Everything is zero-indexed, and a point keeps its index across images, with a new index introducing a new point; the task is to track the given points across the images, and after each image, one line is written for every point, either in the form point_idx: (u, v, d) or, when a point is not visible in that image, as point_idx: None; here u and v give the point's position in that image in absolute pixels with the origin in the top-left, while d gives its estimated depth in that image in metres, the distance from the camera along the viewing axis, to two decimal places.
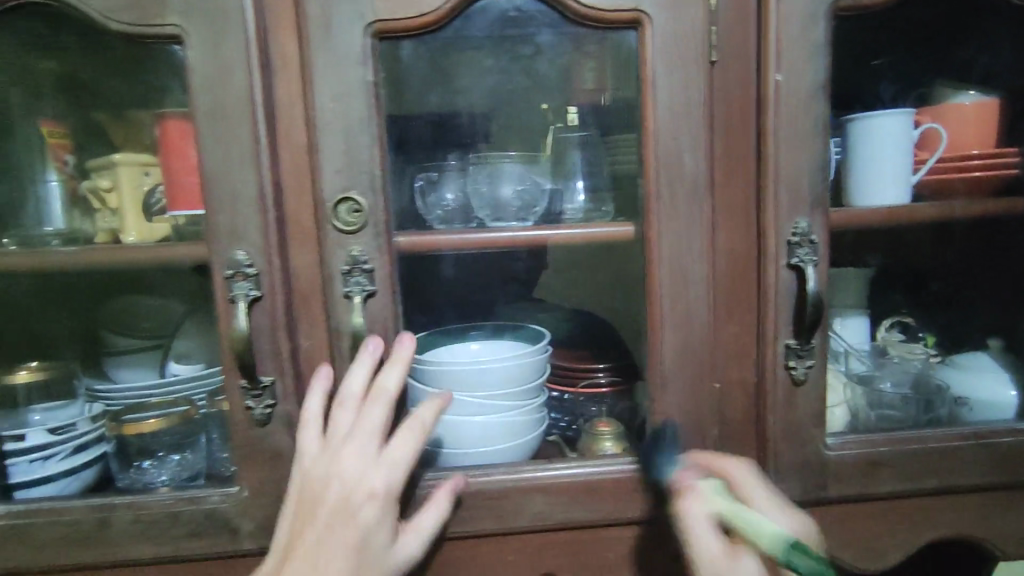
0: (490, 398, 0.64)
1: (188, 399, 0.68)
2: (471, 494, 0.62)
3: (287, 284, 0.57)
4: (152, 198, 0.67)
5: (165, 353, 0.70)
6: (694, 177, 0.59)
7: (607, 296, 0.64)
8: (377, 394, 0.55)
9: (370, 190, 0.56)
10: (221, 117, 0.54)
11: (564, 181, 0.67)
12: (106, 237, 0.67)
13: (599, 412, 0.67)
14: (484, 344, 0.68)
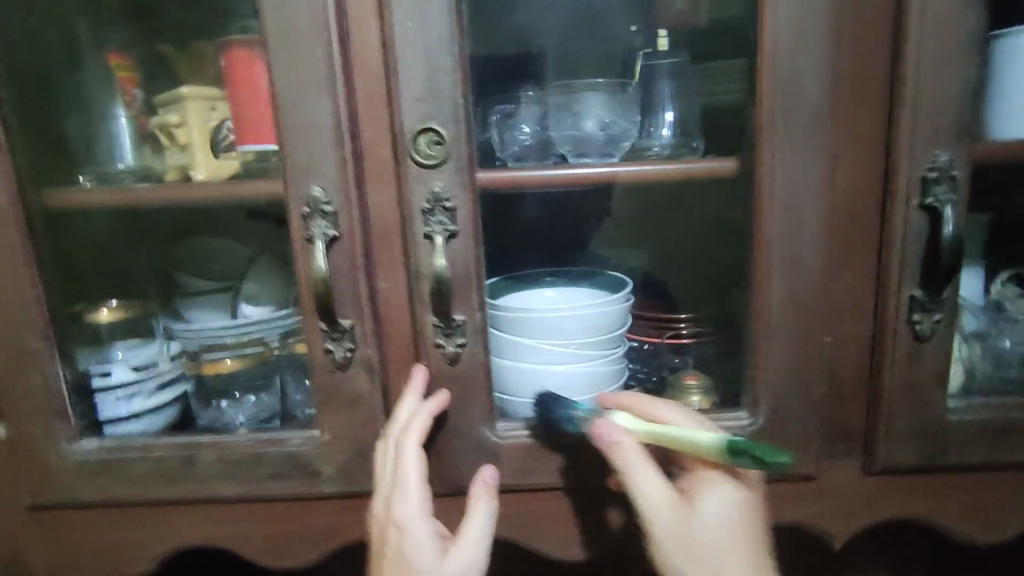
0: (574, 347, 0.61)
1: (262, 340, 0.67)
2: (554, 445, 0.59)
3: (365, 221, 0.54)
4: (219, 134, 0.65)
5: (236, 296, 0.69)
6: (816, 103, 0.51)
7: (690, 240, 0.60)
8: (389, 430, 0.56)
9: (452, 119, 0.51)
10: (291, 39, 0.50)
11: (653, 113, 0.66)
12: (175, 174, 0.66)
13: (683, 363, 0.63)
14: (559, 292, 0.63)
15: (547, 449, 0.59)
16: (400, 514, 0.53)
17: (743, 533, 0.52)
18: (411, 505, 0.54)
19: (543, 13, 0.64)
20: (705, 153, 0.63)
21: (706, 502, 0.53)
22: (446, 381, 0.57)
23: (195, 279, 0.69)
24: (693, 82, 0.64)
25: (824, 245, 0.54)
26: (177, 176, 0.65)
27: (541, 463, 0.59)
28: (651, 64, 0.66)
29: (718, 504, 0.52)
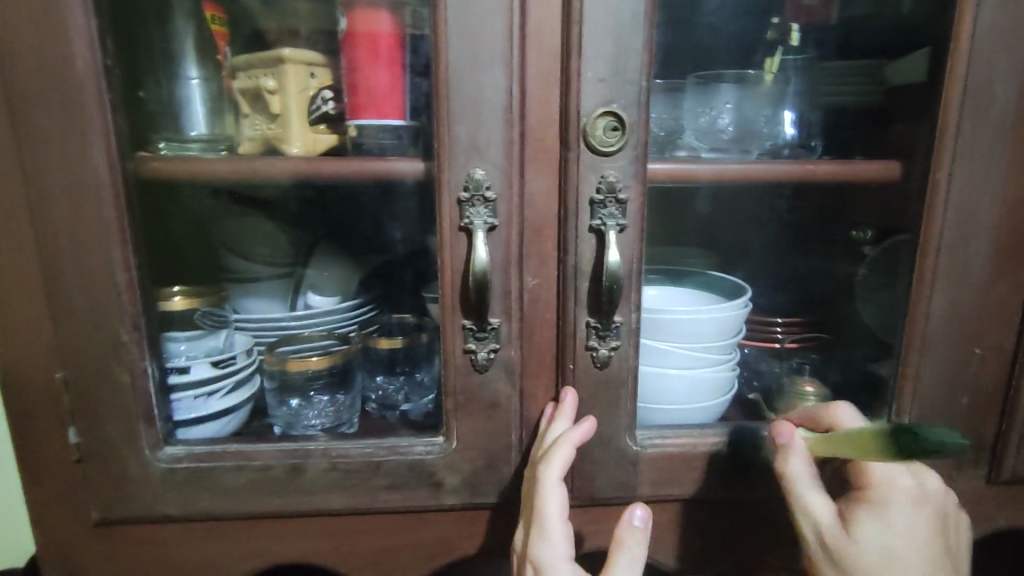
0: (698, 353, 0.58)
1: (334, 333, 0.62)
2: (693, 455, 0.56)
3: (522, 211, 0.49)
4: (314, 105, 0.57)
5: (298, 284, 0.63)
6: (1003, 110, 0.51)
7: (809, 243, 0.62)
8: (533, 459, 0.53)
9: (635, 104, 0.47)
10: (471, 4, 0.45)
11: (775, 109, 0.59)
12: (253, 146, 0.58)
13: (793, 370, 0.63)
14: (659, 291, 0.58)
15: (686, 458, 0.56)
16: (538, 552, 0.48)
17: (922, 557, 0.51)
18: (551, 546, 0.48)
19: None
20: (823, 154, 0.58)
21: (868, 526, 0.51)
22: (592, 387, 0.53)
23: (267, 267, 0.62)
24: (822, 80, 0.60)
25: (985, 254, 0.54)
26: (258, 151, 0.58)
27: (679, 473, 0.56)
28: (783, 61, 0.59)
29: (879, 532, 0.51)
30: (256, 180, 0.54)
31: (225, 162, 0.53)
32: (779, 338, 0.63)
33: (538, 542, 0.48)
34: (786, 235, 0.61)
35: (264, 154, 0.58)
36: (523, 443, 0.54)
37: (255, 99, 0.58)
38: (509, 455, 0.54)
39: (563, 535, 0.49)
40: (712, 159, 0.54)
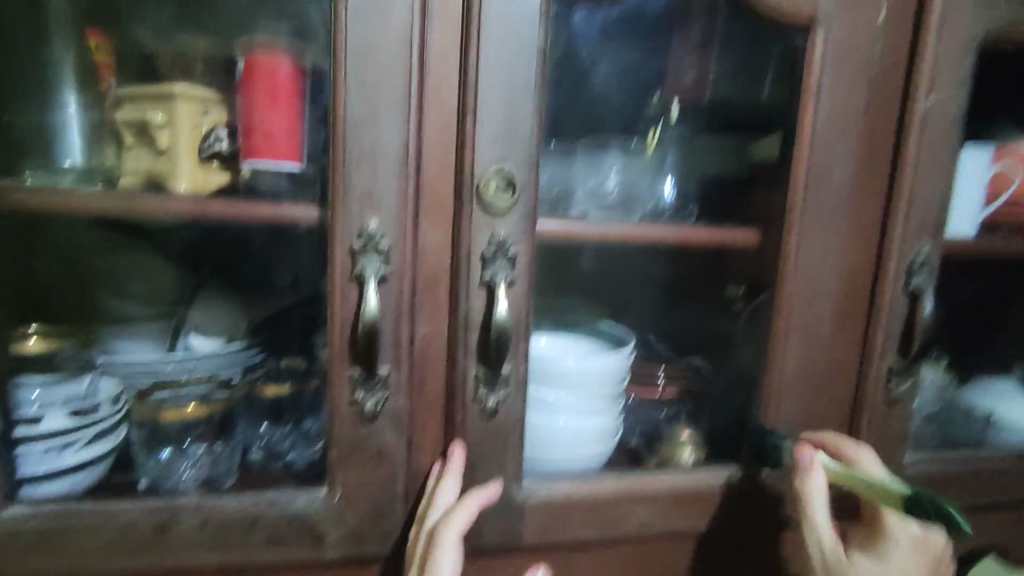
0: (584, 400, 0.60)
1: (216, 377, 0.59)
2: (571, 501, 0.57)
3: (415, 262, 0.50)
4: (207, 142, 0.56)
5: (179, 325, 0.60)
6: (838, 192, 0.59)
7: (691, 299, 0.67)
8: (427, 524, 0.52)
9: (525, 166, 0.50)
10: (372, 62, 0.47)
11: (654, 175, 0.64)
12: (134, 180, 0.55)
13: (672, 417, 0.67)
14: (549, 339, 0.60)
15: (569, 502, 0.57)
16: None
17: None
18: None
19: (594, 72, 0.58)
20: (699, 219, 0.63)
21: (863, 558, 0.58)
22: (479, 436, 0.54)
23: (145, 305, 0.59)
24: (698, 147, 0.65)
25: (827, 315, 0.61)
26: (141, 184, 0.55)
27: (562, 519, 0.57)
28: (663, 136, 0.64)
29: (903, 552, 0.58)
30: (144, 218, 0.52)
31: (106, 199, 0.50)
32: (658, 385, 0.67)
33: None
34: (661, 296, 0.67)
35: (146, 189, 0.55)
36: (409, 494, 0.54)
37: (142, 132, 0.55)
38: (395, 506, 0.53)
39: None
40: (597, 221, 0.57)
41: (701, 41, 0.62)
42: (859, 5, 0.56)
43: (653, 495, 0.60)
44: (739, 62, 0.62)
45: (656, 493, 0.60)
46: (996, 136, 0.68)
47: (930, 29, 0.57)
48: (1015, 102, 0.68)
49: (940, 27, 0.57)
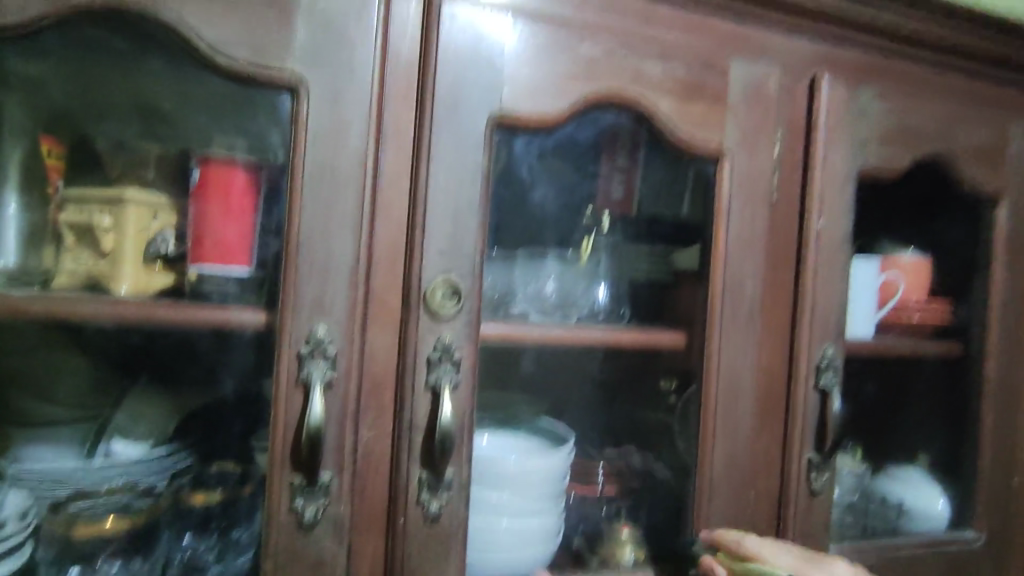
0: (526, 500, 0.61)
1: (140, 488, 0.56)
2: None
3: (362, 367, 0.51)
4: (153, 246, 0.56)
5: (102, 430, 0.57)
6: (751, 299, 0.66)
7: (624, 398, 0.69)
8: None
9: (470, 276, 0.53)
10: (328, 180, 0.50)
11: (588, 282, 0.68)
12: (67, 280, 0.54)
13: (615, 514, 0.68)
14: (491, 436, 0.61)
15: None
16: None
17: None
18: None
19: (535, 193, 0.61)
20: (632, 321, 0.67)
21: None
22: (421, 543, 0.53)
23: (68, 408, 0.56)
24: (629, 250, 0.69)
25: (750, 412, 0.66)
26: (78, 285, 0.55)
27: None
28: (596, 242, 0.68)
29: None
30: (79, 322, 0.50)
31: (40, 302, 0.49)
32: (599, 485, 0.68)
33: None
34: (598, 394, 0.68)
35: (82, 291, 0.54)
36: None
37: (84, 233, 0.55)
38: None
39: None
40: (538, 326, 0.62)
41: (629, 158, 0.65)
42: (761, 139, 0.65)
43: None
44: (663, 177, 0.66)
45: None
46: (885, 249, 0.78)
47: (816, 164, 0.67)
48: (903, 220, 0.77)
49: (824, 162, 0.67)
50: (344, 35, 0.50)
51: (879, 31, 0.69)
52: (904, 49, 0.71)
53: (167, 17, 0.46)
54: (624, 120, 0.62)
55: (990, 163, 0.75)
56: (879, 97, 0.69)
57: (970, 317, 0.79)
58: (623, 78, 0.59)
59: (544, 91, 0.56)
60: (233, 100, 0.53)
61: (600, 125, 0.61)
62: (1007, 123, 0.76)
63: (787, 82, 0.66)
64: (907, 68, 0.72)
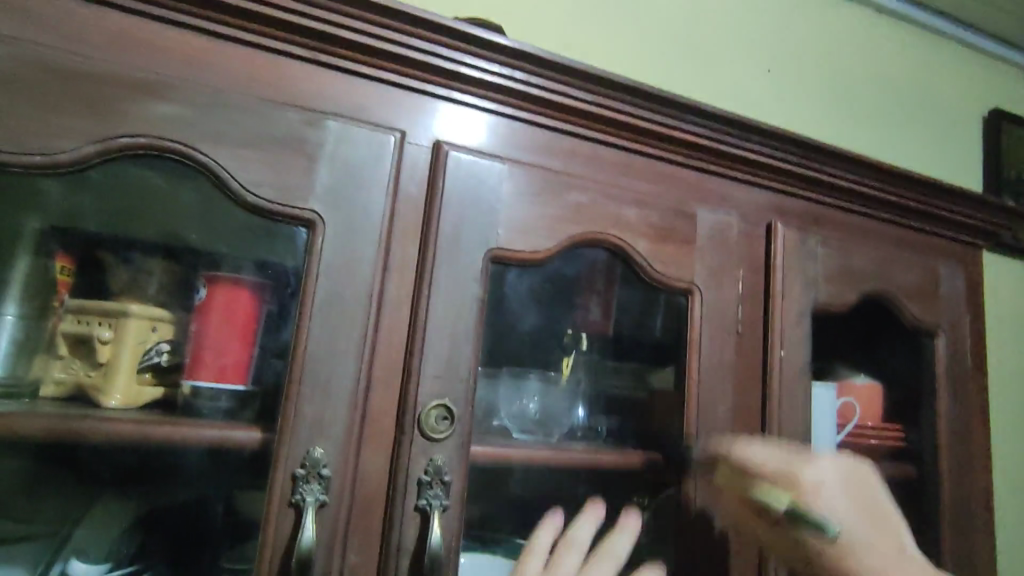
0: None
1: None
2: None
3: (354, 488, 0.52)
4: (145, 357, 0.57)
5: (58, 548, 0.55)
6: (722, 423, 0.70)
7: None
8: (591, 558, 0.64)
9: (463, 398, 0.56)
10: (336, 307, 0.54)
11: (568, 401, 0.71)
12: (54, 390, 0.55)
13: None
14: (471, 556, 0.61)
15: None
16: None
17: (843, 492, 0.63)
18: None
19: (523, 316, 0.65)
20: (609, 439, 0.70)
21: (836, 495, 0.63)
22: None
23: (33, 522, 0.54)
24: (608, 369, 0.72)
25: (721, 534, 0.69)
26: (66, 397, 0.55)
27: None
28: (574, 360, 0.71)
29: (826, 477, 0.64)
30: (73, 439, 0.50)
31: (35, 422, 0.49)
32: None
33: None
34: None
35: (67, 404, 0.54)
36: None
37: (79, 343, 0.56)
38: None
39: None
40: (523, 444, 0.64)
41: (606, 285, 0.69)
42: (726, 277, 0.72)
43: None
44: (638, 302, 0.71)
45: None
46: (840, 374, 0.84)
47: (775, 298, 0.74)
48: (854, 348, 0.84)
49: (782, 297, 0.74)
50: (359, 177, 0.56)
51: (822, 185, 0.79)
52: (846, 201, 0.82)
53: (202, 159, 0.52)
54: (602, 253, 0.68)
55: (926, 301, 0.84)
56: (824, 242, 0.78)
57: (921, 442, 0.85)
58: (603, 221, 0.66)
59: (535, 230, 0.62)
60: (249, 231, 0.55)
61: (583, 260, 0.67)
62: (935, 267, 0.86)
63: (746, 228, 0.74)
64: (846, 218, 0.82)
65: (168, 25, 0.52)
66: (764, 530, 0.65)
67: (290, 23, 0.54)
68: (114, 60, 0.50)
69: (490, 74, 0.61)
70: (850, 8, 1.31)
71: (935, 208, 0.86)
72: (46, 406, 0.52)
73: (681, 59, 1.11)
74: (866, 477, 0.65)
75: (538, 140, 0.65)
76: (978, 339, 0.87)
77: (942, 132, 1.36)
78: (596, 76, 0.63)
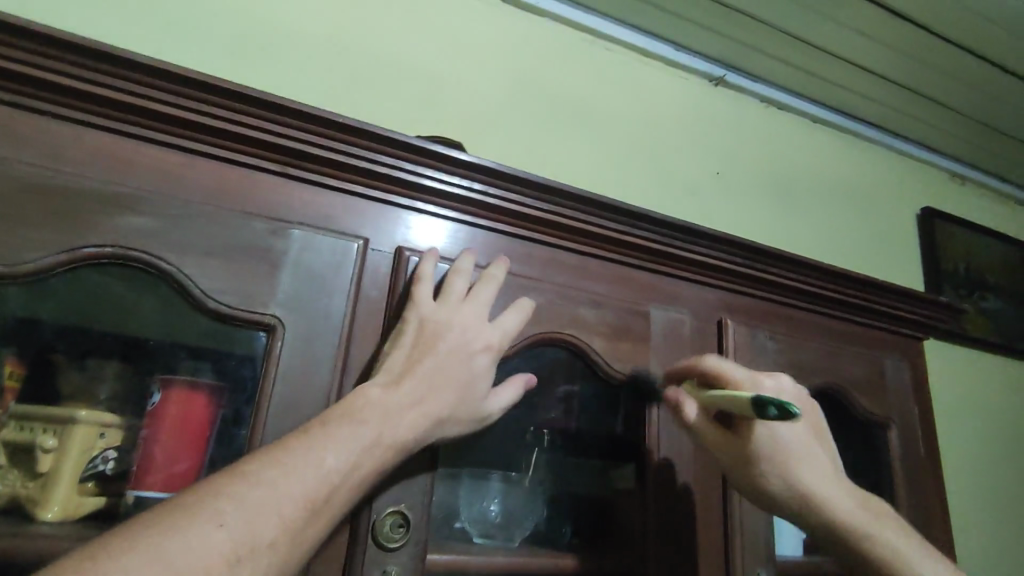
0: None
1: None
2: (395, 407, 0.52)
3: None
4: (90, 464, 0.55)
5: None
6: (685, 521, 0.69)
7: None
8: (489, 279, 0.63)
9: (419, 504, 0.55)
10: (292, 412, 0.54)
11: (533, 502, 0.70)
12: None
13: None
14: None
15: (389, 411, 0.51)
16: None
17: (800, 434, 0.67)
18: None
19: None
20: (573, 540, 0.69)
21: (786, 429, 0.66)
22: None
23: None
24: (569, 468, 0.72)
25: None
26: None
27: (391, 424, 0.51)
28: (535, 460, 0.70)
29: (785, 428, 0.66)
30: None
31: None
32: None
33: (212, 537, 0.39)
34: None
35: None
36: (270, 555, 0.41)
37: (16, 453, 0.53)
38: (217, 506, 0.41)
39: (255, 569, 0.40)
40: (483, 551, 0.62)
41: (566, 382, 0.70)
42: None
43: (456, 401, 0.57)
44: (599, 397, 0.71)
45: (456, 403, 0.56)
46: None
47: None
48: None
49: None
50: (322, 282, 0.58)
51: (767, 283, 0.83)
52: (792, 299, 0.86)
53: (166, 268, 0.53)
54: (557, 351, 0.69)
55: (874, 392, 0.87)
56: (774, 337, 0.82)
57: None
58: (560, 322, 0.68)
59: None
60: (210, 335, 0.56)
61: (542, 359, 0.68)
62: (880, 360, 0.90)
63: (698, 324, 0.78)
64: (793, 314, 0.87)
65: (145, 143, 0.56)
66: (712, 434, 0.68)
67: (263, 141, 0.58)
68: (86, 174, 0.52)
69: (451, 186, 0.65)
70: (789, 119, 1.44)
71: (876, 304, 0.91)
72: None
73: (636, 165, 1.19)
74: (813, 405, 0.70)
75: (497, 245, 0.68)
76: (928, 429, 0.90)
77: (879, 229, 1.47)
78: (552, 187, 0.67)
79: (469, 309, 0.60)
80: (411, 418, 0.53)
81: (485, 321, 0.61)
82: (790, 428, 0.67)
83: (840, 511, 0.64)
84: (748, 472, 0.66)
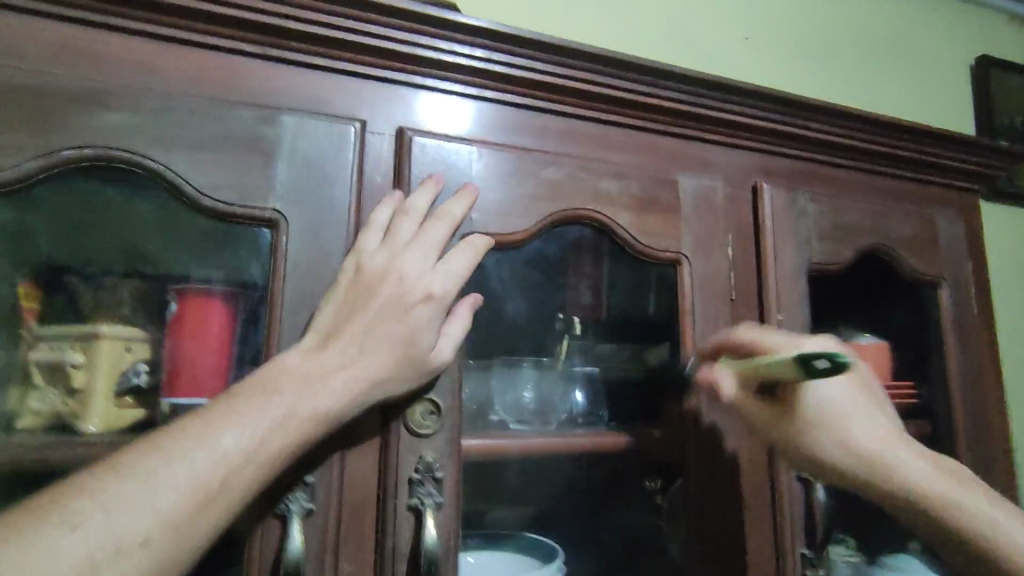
0: None
1: None
2: (316, 373, 0.48)
3: (342, 494, 0.51)
4: (124, 378, 0.54)
5: None
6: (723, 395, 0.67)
7: (606, 502, 0.67)
8: (442, 216, 0.56)
9: (449, 391, 0.55)
10: (305, 308, 0.52)
11: (566, 386, 0.69)
12: (33, 422, 0.51)
13: None
14: (477, 557, 0.60)
15: (308, 379, 0.48)
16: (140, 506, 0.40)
17: (850, 388, 0.66)
18: (152, 493, 0.41)
19: (507, 305, 0.63)
20: (610, 421, 0.68)
21: (832, 387, 0.66)
22: None
23: None
24: (604, 351, 0.70)
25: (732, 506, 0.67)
26: (43, 429, 0.51)
27: (308, 398, 0.47)
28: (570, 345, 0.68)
29: (832, 390, 0.65)
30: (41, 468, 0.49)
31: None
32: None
33: (143, 459, 0.41)
34: (583, 502, 0.66)
35: (46, 434, 0.51)
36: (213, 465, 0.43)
37: (51, 372, 0.52)
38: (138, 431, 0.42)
39: (188, 477, 0.42)
40: (518, 434, 0.62)
41: (594, 261, 0.67)
42: (714, 244, 0.69)
43: (398, 359, 0.51)
44: (627, 275, 0.68)
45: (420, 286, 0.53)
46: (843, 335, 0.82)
47: (768, 260, 0.71)
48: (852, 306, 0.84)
49: (774, 259, 0.72)
50: (322, 172, 0.54)
51: (806, 142, 0.76)
52: (834, 157, 0.79)
53: (153, 166, 0.50)
54: (578, 230, 0.65)
55: (925, 250, 0.81)
56: (814, 200, 0.76)
57: (932, 398, 0.82)
58: (581, 198, 0.63)
59: (512, 211, 0.60)
60: (213, 236, 0.53)
61: (565, 239, 0.64)
62: (932, 217, 0.83)
63: (730, 191, 0.72)
64: (834, 173, 0.80)
65: (108, 32, 0.51)
66: (754, 410, 0.65)
67: (234, 19, 0.52)
68: (53, 74, 0.48)
69: (450, 54, 0.58)
70: None
71: (928, 156, 0.83)
72: (17, 436, 0.50)
73: (655, 32, 1.09)
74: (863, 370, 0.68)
75: (506, 119, 0.63)
76: (983, 288, 0.84)
77: (930, 82, 1.33)
78: (561, 48, 0.60)
79: (412, 253, 0.54)
80: (338, 387, 0.49)
81: (429, 264, 0.54)
82: (835, 384, 0.66)
83: (902, 475, 0.63)
84: (793, 446, 0.65)
